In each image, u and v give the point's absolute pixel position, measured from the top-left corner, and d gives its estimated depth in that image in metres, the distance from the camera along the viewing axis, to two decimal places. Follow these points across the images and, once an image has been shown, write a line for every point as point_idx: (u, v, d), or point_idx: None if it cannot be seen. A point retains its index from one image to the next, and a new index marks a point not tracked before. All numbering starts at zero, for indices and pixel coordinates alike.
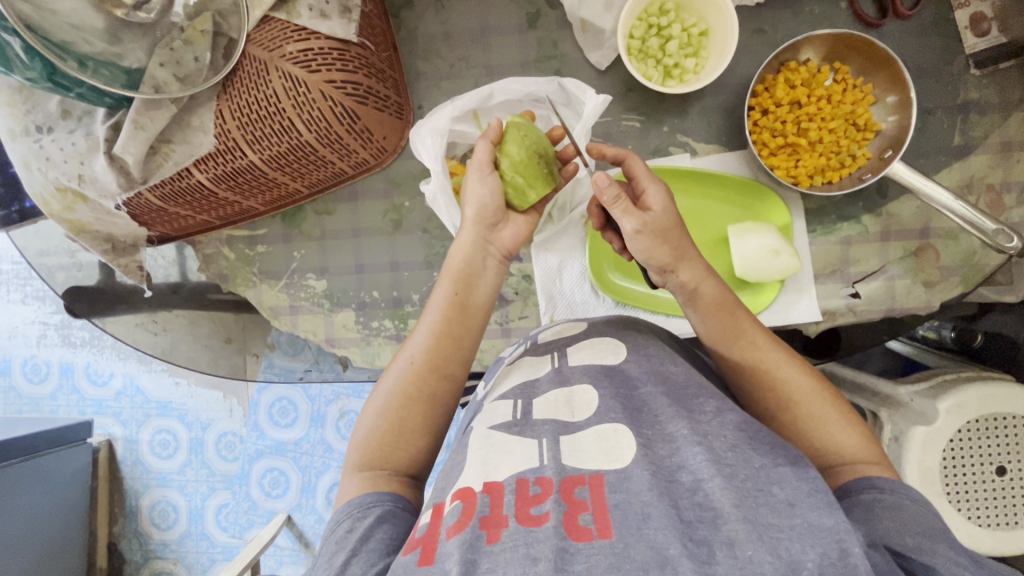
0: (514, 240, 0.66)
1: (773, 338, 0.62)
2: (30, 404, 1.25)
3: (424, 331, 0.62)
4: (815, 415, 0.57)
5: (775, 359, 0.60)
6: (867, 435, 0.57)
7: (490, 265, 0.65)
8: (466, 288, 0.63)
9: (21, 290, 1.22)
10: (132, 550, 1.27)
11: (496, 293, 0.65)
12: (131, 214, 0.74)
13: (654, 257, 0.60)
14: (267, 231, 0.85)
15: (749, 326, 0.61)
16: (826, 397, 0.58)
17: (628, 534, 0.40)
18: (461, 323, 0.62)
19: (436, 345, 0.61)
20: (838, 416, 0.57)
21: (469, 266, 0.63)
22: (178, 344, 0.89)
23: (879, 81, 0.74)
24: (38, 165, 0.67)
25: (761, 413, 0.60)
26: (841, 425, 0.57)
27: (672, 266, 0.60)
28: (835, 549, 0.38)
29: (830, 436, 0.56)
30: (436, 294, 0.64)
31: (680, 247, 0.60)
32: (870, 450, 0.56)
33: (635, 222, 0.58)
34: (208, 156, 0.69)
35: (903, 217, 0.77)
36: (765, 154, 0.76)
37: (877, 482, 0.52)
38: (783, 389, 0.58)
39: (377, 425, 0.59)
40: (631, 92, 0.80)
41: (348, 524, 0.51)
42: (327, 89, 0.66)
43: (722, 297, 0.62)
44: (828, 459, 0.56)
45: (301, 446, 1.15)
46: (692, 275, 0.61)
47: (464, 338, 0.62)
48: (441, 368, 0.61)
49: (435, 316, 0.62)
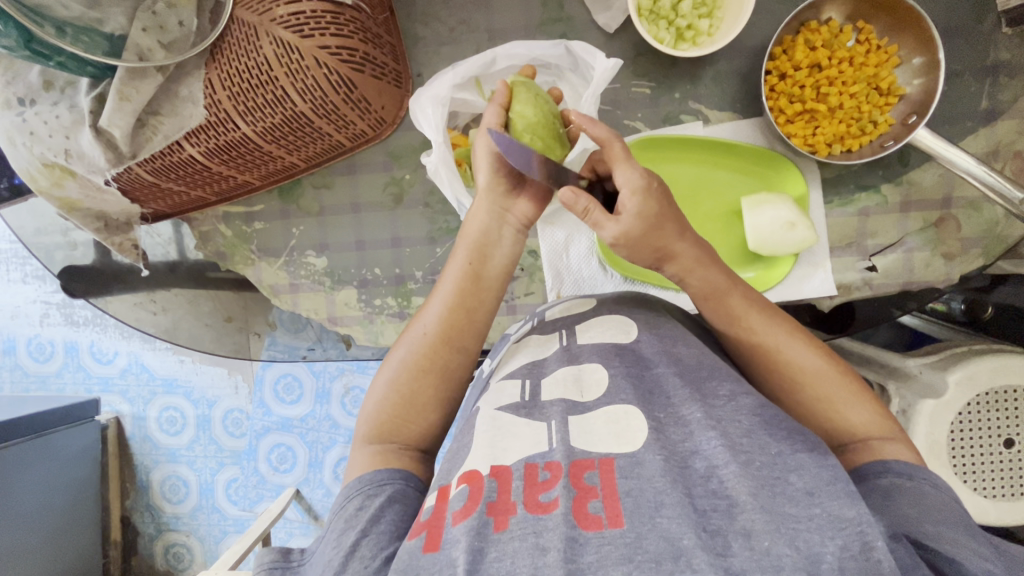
0: (532, 210, 0.63)
1: (774, 316, 0.59)
2: (37, 382, 1.25)
3: (436, 301, 0.61)
4: (823, 395, 0.56)
5: (778, 339, 0.58)
6: (880, 411, 0.56)
7: (507, 234, 0.62)
8: (480, 259, 0.61)
9: (20, 269, 1.19)
10: (145, 524, 1.30)
11: (512, 263, 0.63)
12: (121, 189, 0.72)
13: (640, 255, 0.58)
14: (264, 207, 0.82)
15: (747, 309, 0.59)
16: (834, 375, 0.56)
17: (641, 523, 0.39)
18: (475, 295, 0.60)
19: (450, 317, 0.59)
20: (847, 394, 0.56)
21: (484, 235, 0.61)
22: (179, 322, 0.88)
23: (905, 42, 0.70)
24: (22, 139, 0.65)
25: (767, 391, 0.59)
26: (851, 404, 0.55)
27: (668, 256, 0.58)
28: (857, 541, 0.37)
29: (840, 416, 0.55)
30: (450, 266, 0.62)
31: (663, 245, 0.57)
32: (883, 426, 0.55)
33: (611, 234, 0.55)
34: (199, 128, 0.66)
35: (924, 187, 0.74)
36: (782, 121, 0.72)
37: (893, 467, 0.51)
38: (788, 370, 0.57)
39: (389, 397, 0.57)
40: (641, 57, 0.76)
41: (359, 501, 0.50)
42: (321, 55, 0.62)
43: (712, 286, 0.59)
44: (841, 439, 0.55)
45: (307, 423, 1.16)
46: (691, 260, 0.58)
47: (478, 310, 0.61)
48: (454, 341, 0.59)
49: (449, 287, 0.60)
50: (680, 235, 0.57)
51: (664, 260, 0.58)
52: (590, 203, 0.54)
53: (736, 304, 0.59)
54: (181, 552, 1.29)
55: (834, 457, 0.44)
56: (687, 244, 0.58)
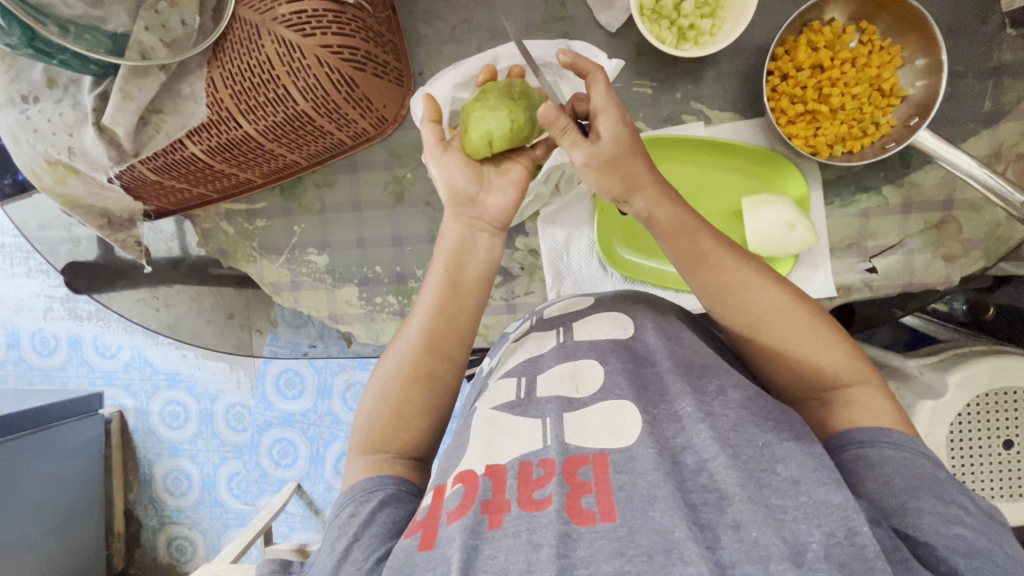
0: (504, 212, 0.61)
1: (743, 255, 0.57)
2: (41, 375, 1.26)
3: (418, 312, 0.59)
4: (793, 335, 0.53)
5: (746, 277, 0.55)
6: (851, 351, 0.54)
7: (481, 240, 0.61)
8: (456, 266, 0.60)
9: (24, 264, 1.20)
10: (148, 516, 1.31)
11: (490, 269, 0.61)
12: (123, 186, 0.73)
13: (609, 187, 0.56)
14: (267, 205, 0.82)
15: (715, 247, 0.56)
16: (805, 316, 0.54)
17: (633, 517, 0.39)
18: (455, 302, 0.59)
19: (431, 326, 0.58)
20: (819, 334, 0.54)
21: (458, 246, 0.60)
22: (182, 318, 0.89)
23: (908, 43, 0.70)
24: (26, 136, 0.65)
25: (735, 334, 0.56)
26: (820, 344, 0.53)
27: (636, 188, 0.56)
28: (843, 529, 0.38)
29: (810, 357, 0.53)
30: (428, 276, 0.61)
31: (631, 174, 0.55)
32: (854, 366, 0.53)
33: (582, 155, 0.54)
34: (201, 126, 0.66)
35: (926, 188, 0.74)
36: (784, 122, 0.72)
37: (856, 436, 0.49)
38: (756, 309, 0.54)
39: (379, 410, 0.56)
40: (643, 57, 0.75)
41: (351, 509, 0.50)
42: (323, 54, 0.63)
43: (680, 222, 0.56)
44: (812, 381, 0.53)
45: (308, 418, 1.16)
46: (657, 196, 0.56)
47: (459, 316, 0.59)
48: (438, 349, 0.58)
49: (429, 298, 0.59)
50: (648, 169, 0.56)
51: (631, 192, 0.56)
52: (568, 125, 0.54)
53: (706, 241, 0.56)
54: (183, 545, 1.30)
55: (821, 446, 0.45)
56: (653, 177, 0.57)
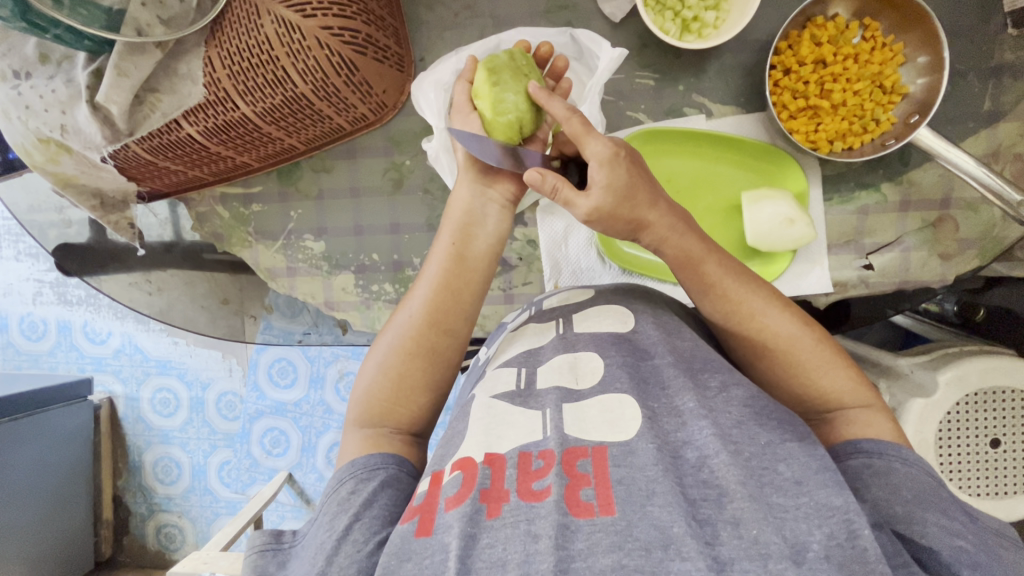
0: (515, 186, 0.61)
1: (751, 281, 0.56)
2: (29, 360, 1.25)
3: (423, 285, 0.59)
4: (798, 362, 0.54)
5: (752, 305, 0.55)
6: (855, 376, 0.54)
7: (492, 212, 0.60)
8: (464, 239, 0.59)
9: (13, 247, 1.19)
10: (136, 503, 1.30)
11: (500, 244, 0.61)
12: (118, 167, 0.72)
13: (614, 229, 0.55)
14: (263, 189, 0.81)
15: (722, 274, 0.55)
16: (810, 342, 0.54)
17: (632, 511, 0.39)
18: (460, 276, 0.58)
19: (435, 299, 0.58)
20: (823, 360, 0.54)
21: (468, 216, 0.60)
22: (174, 303, 0.88)
23: (911, 39, 0.70)
24: (17, 113, 0.64)
25: (739, 356, 0.57)
26: (824, 370, 0.53)
27: (642, 226, 0.54)
28: (844, 530, 0.38)
29: (813, 384, 0.53)
30: (435, 247, 0.60)
31: (635, 216, 0.54)
32: (858, 391, 0.53)
33: (583, 212, 0.53)
34: (198, 107, 0.65)
35: (924, 186, 0.74)
36: (785, 117, 0.72)
37: (863, 445, 0.49)
38: (761, 336, 0.54)
39: (378, 382, 0.56)
40: (647, 48, 0.75)
41: (351, 486, 0.49)
42: (323, 35, 0.62)
43: (686, 253, 0.55)
44: (814, 405, 0.54)
45: (300, 408, 1.15)
46: (666, 229, 0.54)
47: (464, 291, 0.58)
48: (441, 323, 0.57)
49: (435, 270, 0.59)
50: (651, 204, 0.54)
51: (639, 230, 0.55)
52: (557, 181, 0.53)
53: (712, 272, 0.55)
54: (172, 533, 1.29)
55: (823, 448, 0.45)
56: (659, 213, 0.54)
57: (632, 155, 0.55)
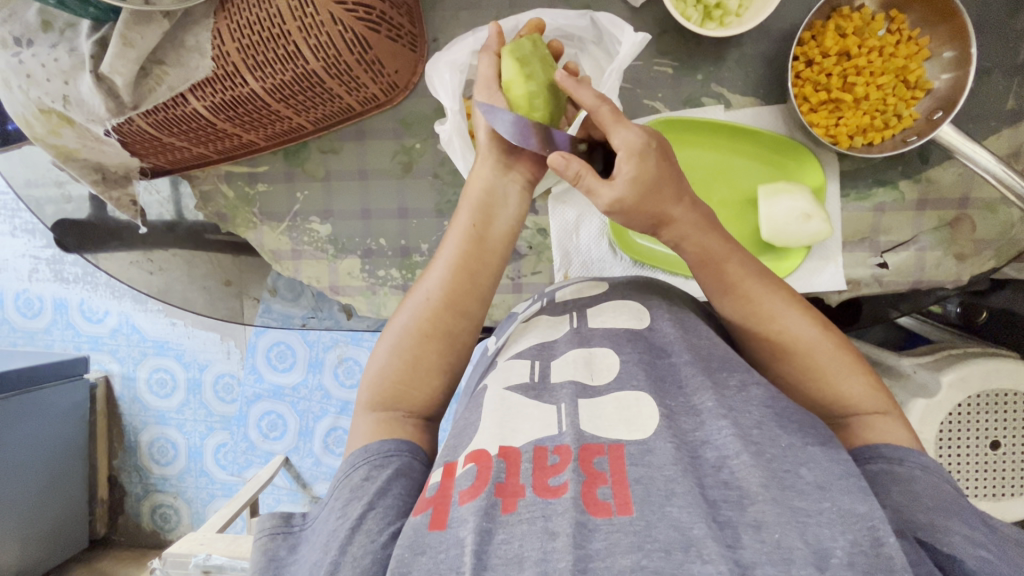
0: (536, 162, 0.60)
1: (773, 282, 0.56)
2: (25, 337, 1.23)
3: (439, 266, 0.58)
4: (817, 365, 0.53)
5: (773, 306, 0.54)
6: (873, 382, 0.53)
7: (513, 192, 0.59)
8: (485, 219, 0.58)
9: (10, 222, 1.17)
10: (132, 483, 1.29)
11: (517, 226, 0.60)
12: (120, 141, 0.70)
13: (636, 223, 0.54)
14: (268, 169, 0.80)
15: (744, 275, 0.55)
16: (829, 346, 0.53)
17: (651, 511, 0.38)
18: (478, 257, 0.57)
19: (452, 280, 0.56)
20: (842, 365, 0.53)
21: (489, 195, 0.59)
22: (174, 284, 0.87)
23: (938, 34, 0.68)
24: (18, 82, 0.62)
25: (755, 356, 0.56)
26: (843, 374, 0.53)
27: (664, 222, 0.53)
28: (869, 538, 0.37)
29: (831, 387, 0.53)
30: (453, 227, 0.59)
31: (660, 210, 0.52)
32: (876, 397, 0.53)
33: (604, 203, 0.52)
34: (205, 81, 0.63)
35: (943, 185, 0.73)
36: (806, 110, 0.70)
37: (882, 450, 0.49)
38: (780, 337, 0.54)
39: (392, 364, 0.55)
40: (666, 35, 0.73)
41: (365, 472, 0.48)
42: (337, 10, 0.59)
43: (708, 250, 0.54)
44: (831, 409, 0.53)
45: (299, 392, 1.13)
46: (688, 226, 0.54)
47: (482, 273, 0.57)
48: (458, 305, 0.56)
49: (452, 250, 0.57)
50: (677, 200, 0.52)
51: (661, 225, 0.54)
52: (581, 168, 0.51)
53: (734, 271, 0.55)
54: (168, 513, 1.29)
55: (845, 452, 0.44)
56: (684, 209, 0.53)
57: (662, 146, 0.53)
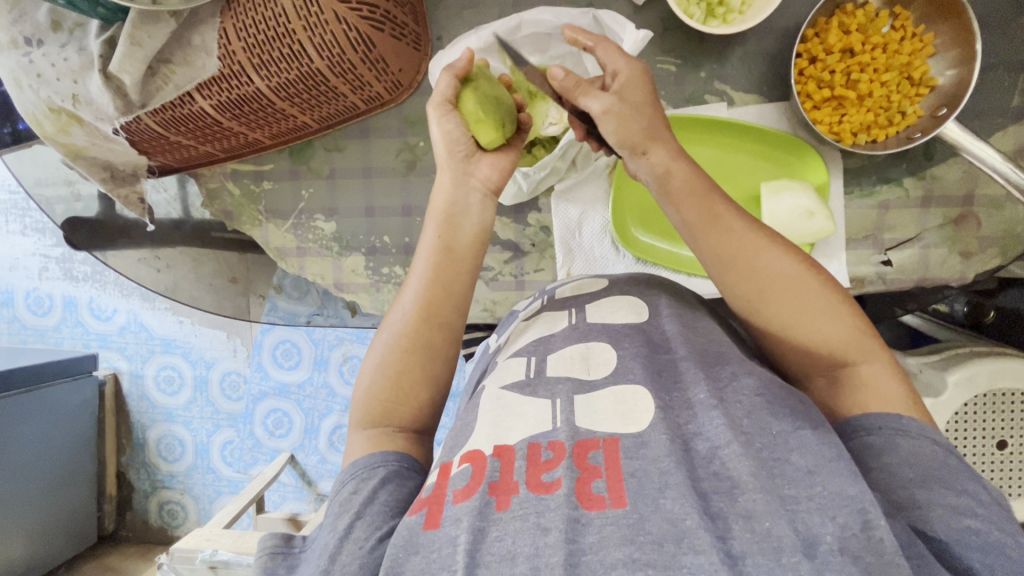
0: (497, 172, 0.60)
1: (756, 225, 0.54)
2: (35, 335, 1.24)
3: (412, 282, 0.58)
4: (799, 305, 0.51)
5: (755, 244, 0.53)
6: (859, 328, 0.52)
7: (475, 201, 0.59)
8: (450, 231, 0.58)
9: (20, 221, 1.18)
10: (140, 480, 1.30)
11: (485, 232, 0.59)
12: (129, 140, 0.71)
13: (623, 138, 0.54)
14: (274, 167, 0.81)
15: (727, 211, 0.54)
16: (812, 288, 0.52)
17: (644, 504, 0.39)
18: (450, 267, 0.57)
19: (427, 294, 0.57)
20: (826, 307, 0.51)
21: (453, 207, 0.58)
22: (180, 282, 0.87)
23: (943, 31, 0.68)
24: (29, 81, 0.63)
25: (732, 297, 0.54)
26: (827, 315, 0.51)
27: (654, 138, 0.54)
28: (858, 521, 0.37)
29: (814, 330, 0.51)
30: (422, 242, 0.59)
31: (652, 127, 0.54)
32: (860, 343, 0.51)
33: (601, 102, 0.53)
34: (212, 80, 0.64)
35: (947, 182, 0.73)
36: (809, 107, 0.70)
37: (865, 420, 0.48)
38: (762, 274, 0.52)
39: (377, 381, 0.55)
40: (669, 32, 0.74)
41: (353, 486, 0.49)
42: (340, 9, 0.59)
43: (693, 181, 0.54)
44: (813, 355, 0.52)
45: (304, 390, 1.14)
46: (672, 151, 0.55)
47: (454, 283, 0.57)
48: (432, 316, 0.56)
49: (423, 264, 0.58)
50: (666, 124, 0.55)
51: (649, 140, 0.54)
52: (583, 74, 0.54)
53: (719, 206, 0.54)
54: (175, 509, 1.30)
55: (836, 435, 0.44)
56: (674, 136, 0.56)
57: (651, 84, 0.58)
